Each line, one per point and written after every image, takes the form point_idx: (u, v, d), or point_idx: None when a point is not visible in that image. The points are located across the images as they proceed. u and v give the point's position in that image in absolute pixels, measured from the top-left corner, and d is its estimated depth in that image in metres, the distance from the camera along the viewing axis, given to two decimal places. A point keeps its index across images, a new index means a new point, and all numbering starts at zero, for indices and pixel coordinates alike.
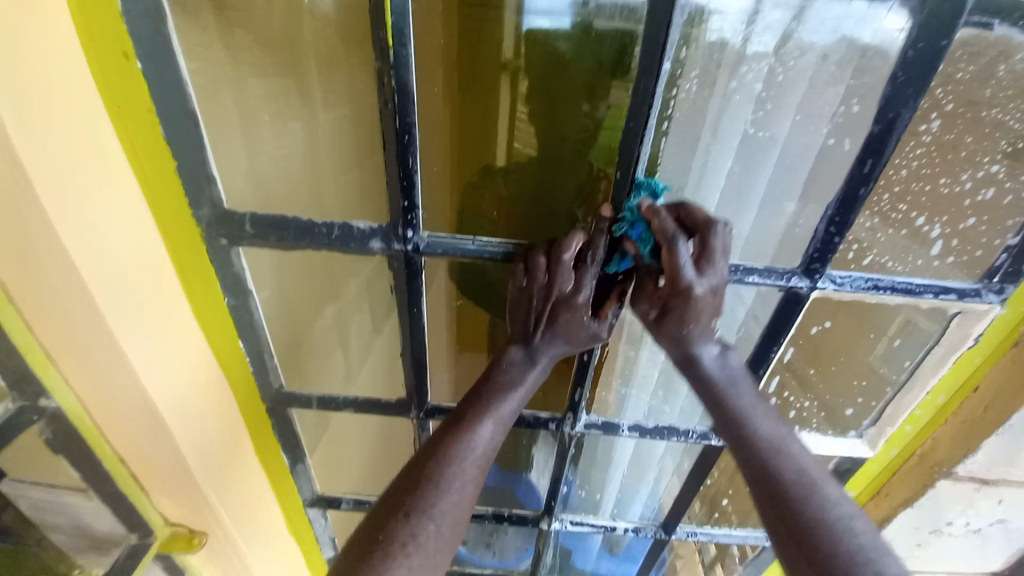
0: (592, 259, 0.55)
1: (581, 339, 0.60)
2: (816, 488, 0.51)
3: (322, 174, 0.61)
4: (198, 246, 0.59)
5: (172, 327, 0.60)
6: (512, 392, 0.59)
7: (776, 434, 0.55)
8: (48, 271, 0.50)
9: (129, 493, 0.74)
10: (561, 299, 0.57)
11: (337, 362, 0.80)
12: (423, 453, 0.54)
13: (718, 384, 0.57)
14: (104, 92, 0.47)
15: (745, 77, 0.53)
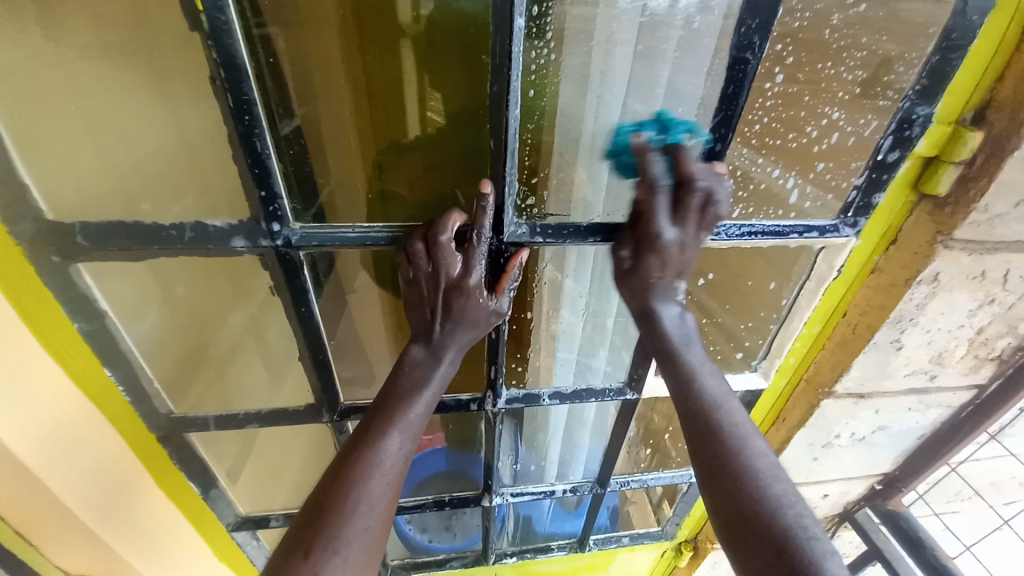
0: (477, 237, 0.54)
1: (483, 321, 0.59)
2: (759, 454, 0.50)
3: (185, 165, 0.53)
4: (24, 267, 0.50)
5: (15, 366, 0.52)
6: (419, 395, 0.57)
7: (720, 392, 0.55)
8: None
9: (8, 553, 0.65)
10: (451, 282, 0.55)
11: (258, 374, 0.73)
12: (326, 481, 0.52)
13: (670, 342, 0.57)
14: None
15: (620, 27, 0.53)
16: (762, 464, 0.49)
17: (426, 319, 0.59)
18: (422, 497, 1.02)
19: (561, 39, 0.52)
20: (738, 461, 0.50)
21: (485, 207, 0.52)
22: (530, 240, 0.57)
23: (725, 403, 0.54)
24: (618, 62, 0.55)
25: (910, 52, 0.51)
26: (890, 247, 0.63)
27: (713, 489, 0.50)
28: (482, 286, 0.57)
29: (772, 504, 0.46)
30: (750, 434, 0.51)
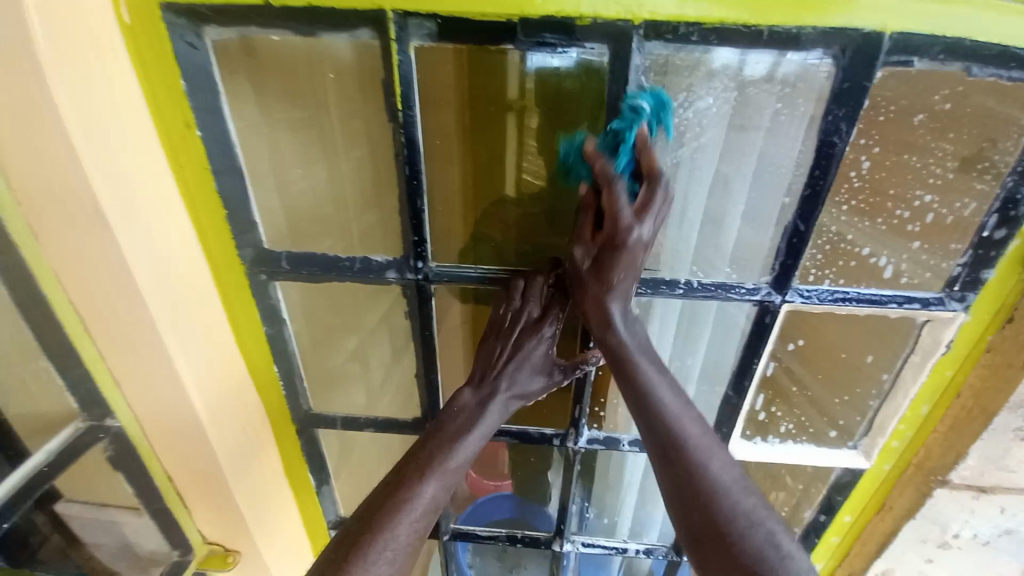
0: (562, 289, 0.65)
1: (541, 369, 0.65)
2: (699, 428, 0.52)
3: (348, 205, 0.66)
4: (242, 280, 0.66)
5: (220, 355, 0.69)
6: (460, 444, 0.59)
7: (683, 408, 0.53)
8: (113, 297, 0.57)
9: (171, 509, 0.79)
10: (528, 322, 0.64)
11: (356, 392, 0.86)
12: (358, 519, 0.55)
13: (625, 358, 0.55)
14: (168, 154, 0.56)
15: (717, 98, 0.57)
16: (704, 437, 0.52)
17: (488, 363, 0.64)
18: (495, 530, 1.04)
19: (660, 109, 0.56)
20: (684, 432, 0.51)
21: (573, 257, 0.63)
22: None
23: (665, 376, 0.55)
24: (708, 134, 0.60)
25: (1007, 135, 0.54)
26: (1006, 323, 0.61)
27: (667, 466, 0.51)
28: (553, 337, 0.65)
29: (728, 489, 0.49)
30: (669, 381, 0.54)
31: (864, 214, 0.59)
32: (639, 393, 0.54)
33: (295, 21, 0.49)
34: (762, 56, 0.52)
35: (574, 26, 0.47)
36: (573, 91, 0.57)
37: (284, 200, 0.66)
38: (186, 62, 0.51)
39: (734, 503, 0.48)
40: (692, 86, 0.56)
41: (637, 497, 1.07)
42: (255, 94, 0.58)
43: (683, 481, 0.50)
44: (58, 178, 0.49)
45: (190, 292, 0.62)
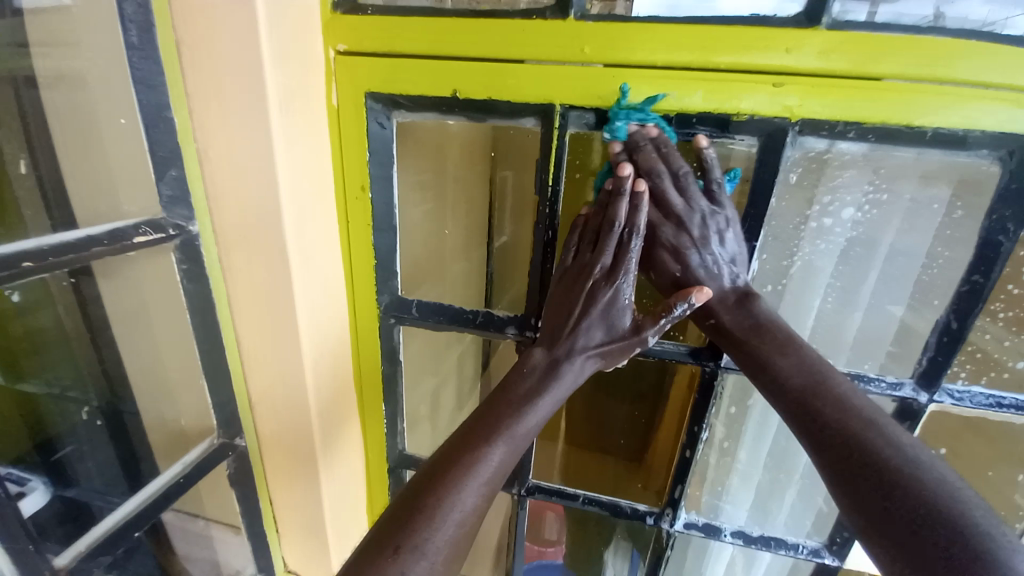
0: (632, 228, 0.53)
1: (616, 328, 0.56)
2: (838, 391, 0.48)
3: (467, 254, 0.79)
4: (374, 322, 0.72)
5: (342, 389, 0.74)
6: (530, 409, 0.53)
7: (809, 371, 0.50)
8: (274, 329, 0.63)
9: (266, 535, 0.81)
10: (598, 273, 0.55)
11: (423, 434, 0.90)
12: (418, 480, 0.49)
13: (739, 334, 0.54)
14: (341, 209, 0.64)
15: (846, 190, 0.60)
16: (852, 404, 0.46)
17: (557, 327, 0.57)
18: None
19: (783, 193, 0.59)
20: (816, 397, 0.48)
21: (622, 194, 0.52)
22: (746, 372, 0.64)
23: (794, 351, 0.51)
24: (834, 233, 0.62)
25: None
26: None
27: (800, 417, 0.48)
28: (625, 309, 0.56)
29: (872, 444, 0.43)
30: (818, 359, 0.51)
31: (1018, 333, 0.59)
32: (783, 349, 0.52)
33: (472, 112, 0.58)
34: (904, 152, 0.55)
35: (730, 121, 0.53)
36: None
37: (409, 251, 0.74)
38: (374, 137, 0.60)
39: (894, 448, 0.43)
40: (818, 178, 0.59)
41: None
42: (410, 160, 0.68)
43: (822, 446, 0.45)
44: (262, 227, 0.57)
45: (332, 330, 0.68)
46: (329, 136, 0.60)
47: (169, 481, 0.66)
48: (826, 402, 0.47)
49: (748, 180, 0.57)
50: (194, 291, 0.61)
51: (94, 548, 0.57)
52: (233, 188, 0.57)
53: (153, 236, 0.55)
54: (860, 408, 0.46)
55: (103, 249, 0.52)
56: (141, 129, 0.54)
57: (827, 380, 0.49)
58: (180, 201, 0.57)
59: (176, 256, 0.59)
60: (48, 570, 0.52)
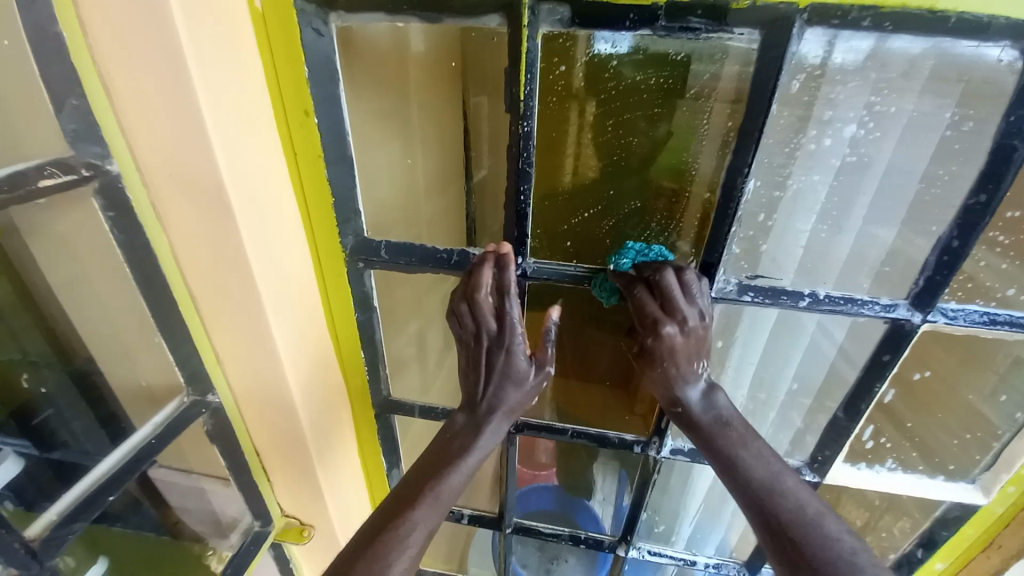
0: (505, 296, 0.59)
1: (525, 381, 0.64)
2: (784, 485, 0.53)
3: (446, 185, 0.75)
4: (340, 267, 0.67)
5: (316, 340, 0.70)
6: (450, 472, 0.61)
7: (717, 419, 0.57)
8: (228, 278, 0.58)
9: (258, 484, 0.81)
10: (492, 338, 0.61)
11: (412, 376, 0.87)
12: (356, 543, 0.57)
13: (705, 428, 0.58)
14: (285, 139, 0.56)
15: (845, 100, 0.54)
16: (805, 505, 0.51)
17: (473, 389, 0.66)
18: (557, 528, 1.03)
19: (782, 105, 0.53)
20: (742, 475, 0.54)
21: (488, 265, 0.59)
22: (735, 300, 0.60)
23: (749, 446, 0.56)
24: (829, 155, 0.57)
25: None
26: None
27: (747, 505, 0.53)
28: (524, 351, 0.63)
29: (795, 523, 0.50)
30: (776, 474, 0.54)
31: (1018, 253, 0.57)
32: (727, 466, 0.55)
33: (424, 11, 0.49)
34: (920, 44, 0.48)
35: (727, 11, 0.45)
36: (633, 76, 0.55)
37: (373, 186, 0.67)
38: (311, 51, 0.51)
39: (832, 544, 0.49)
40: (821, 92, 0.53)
41: (702, 507, 1.02)
42: (363, 78, 0.60)
43: (752, 509, 0.53)
44: (193, 165, 0.50)
45: (295, 277, 0.63)
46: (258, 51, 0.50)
47: (133, 446, 0.63)
48: (776, 521, 0.51)
49: (747, 86, 0.51)
50: (128, 243, 0.53)
51: (67, 515, 0.55)
52: (149, 118, 0.48)
53: (62, 178, 0.47)
54: (794, 514, 0.51)
55: (4, 198, 0.44)
56: (24, 46, 0.44)
57: (777, 502, 0.52)
58: (90, 136, 0.48)
59: (98, 202, 0.51)
60: (21, 543, 0.50)
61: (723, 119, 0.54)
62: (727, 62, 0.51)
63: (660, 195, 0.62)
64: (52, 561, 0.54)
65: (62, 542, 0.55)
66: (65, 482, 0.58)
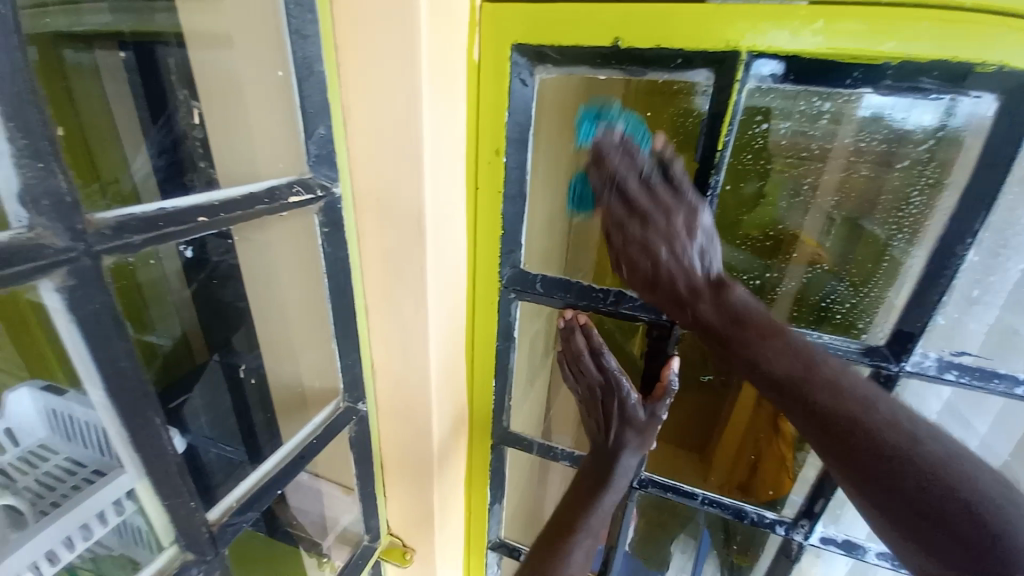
0: (599, 354, 0.65)
1: (647, 423, 0.66)
2: (841, 378, 0.50)
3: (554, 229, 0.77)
4: (492, 296, 0.70)
5: (456, 363, 0.74)
6: (600, 500, 0.67)
7: (749, 308, 0.53)
8: (404, 296, 0.62)
9: (376, 496, 0.84)
10: (602, 386, 0.66)
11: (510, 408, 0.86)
12: (534, 557, 0.68)
13: (727, 331, 0.54)
14: (472, 175, 0.62)
15: None
16: (918, 439, 0.45)
17: (598, 428, 0.69)
18: None
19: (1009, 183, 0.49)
20: (850, 399, 0.48)
21: (575, 330, 0.66)
22: (934, 378, 0.56)
23: (772, 339, 0.52)
24: None
25: None
26: None
27: (801, 421, 0.50)
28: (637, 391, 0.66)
29: (910, 448, 0.45)
30: (868, 395, 0.48)
31: None
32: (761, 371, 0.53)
33: (632, 65, 0.53)
34: None
35: (969, 72, 0.45)
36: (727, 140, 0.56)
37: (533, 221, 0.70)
38: (515, 98, 0.57)
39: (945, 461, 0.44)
40: None
41: None
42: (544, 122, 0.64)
43: (829, 425, 0.48)
44: (402, 192, 0.55)
45: (452, 301, 0.67)
46: (470, 98, 0.57)
47: (300, 443, 0.65)
48: (862, 425, 0.47)
49: (960, 153, 0.50)
50: (332, 255, 0.60)
51: (243, 503, 0.54)
52: (374, 149, 0.54)
53: (304, 196, 0.52)
54: (893, 416, 0.47)
55: (264, 208, 0.48)
56: (293, 83, 0.51)
57: (850, 393, 0.49)
58: (326, 161, 0.54)
59: (318, 218, 0.57)
60: (205, 527, 0.49)
61: (866, 194, 0.57)
62: (904, 143, 0.53)
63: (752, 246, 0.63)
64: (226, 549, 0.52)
65: (235, 531, 0.53)
66: (232, 472, 0.59)
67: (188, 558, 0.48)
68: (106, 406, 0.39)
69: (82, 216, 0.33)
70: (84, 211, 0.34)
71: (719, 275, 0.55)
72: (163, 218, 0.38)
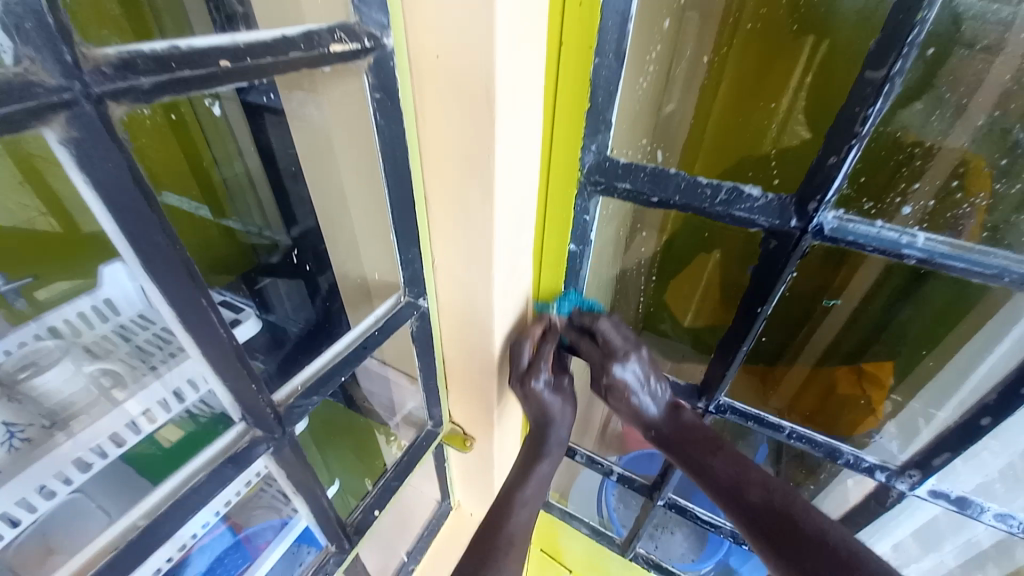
0: (541, 358, 0.70)
1: (563, 408, 0.75)
2: (812, 509, 0.57)
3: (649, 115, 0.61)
4: (568, 190, 0.61)
5: (524, 265, 0.67)
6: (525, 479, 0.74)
7: (728, 458, 0.63)
8: (469, 184, 0.54)
9: (438, 389, 0.85)
10: (523, 374, 0.72)
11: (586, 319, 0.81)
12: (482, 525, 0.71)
13: (677, 444, 0.67)
14: (555, 29, 0.49)
15: None
16: (828, 526, 0.55)
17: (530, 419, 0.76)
18: (718, 519, 0.94)
19: None
20: (793, 508, 0.58)
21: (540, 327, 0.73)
22: None
23: (718, 454, 0.64)
24: None
25: None
26: None
27: (738, 505, 0.60)
28: (563, 395, 0.74)
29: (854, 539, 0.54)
30: (815, 512, 0.57)
31: None
32: (701, 472, 0.64)
33: None
34: None
35: None
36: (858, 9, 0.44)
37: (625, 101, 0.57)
38: None
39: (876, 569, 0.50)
40: None
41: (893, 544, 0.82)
42: None
43: (767, 510, 0.59)
44: (469, 48, 0.45)
45: (520, 191, 0.57)
46: None
47: (362, 333, 0.63)
48: (796, 519, 0.57)
49: None
50: (387, 130, 0.51)
51: (307, 387, 0.55)
52: None
53: (350, 45, 0.43)
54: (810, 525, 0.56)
55: (301, 56, 0.39)
56: None
57: (789, 505, 0.58)
58: None
59: (368, 80, 0.47)
60: (270, 408, 0.50)
61: None
62: None
63: (907, 152, 0.49)
64: (292, 428, 0.54)
65: (304, 412, 0.55)
66: (293, 363, 0.59)
67: (256, 435, 0.50)
68: (152, 283, 0.37)
69: (72, 46, 0.27)
70: (74, 40, 0.27)
71: (686, 416, 0.69)
72: (177, 58, 0.31)
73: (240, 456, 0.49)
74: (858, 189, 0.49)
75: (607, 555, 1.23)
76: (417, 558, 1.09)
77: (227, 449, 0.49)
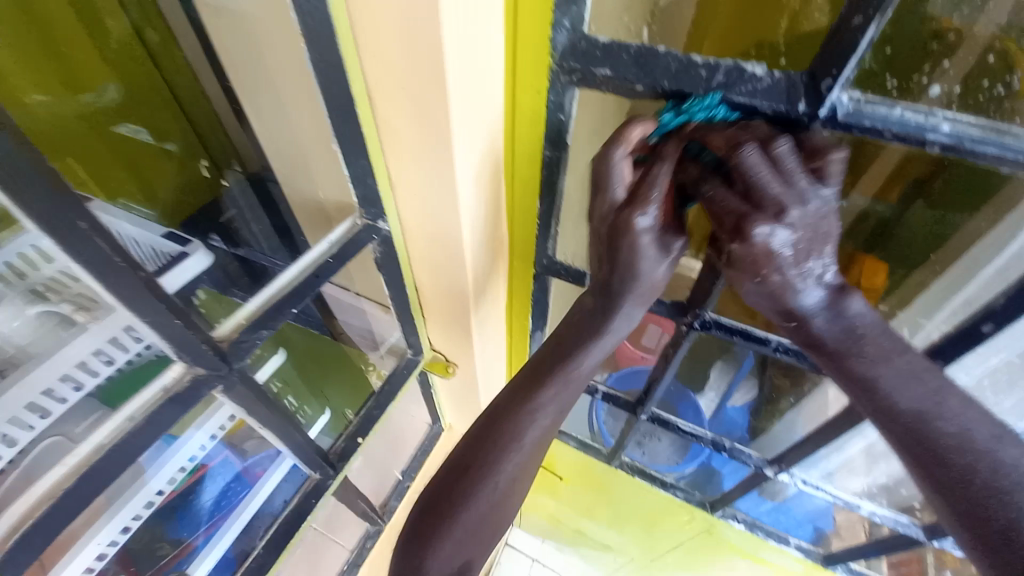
0: (653, 179, 0.44)
1: (654, 278, 0.49)
2: None
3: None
4: (539, 83, 0.51)
5: (492, 178, 0.59)
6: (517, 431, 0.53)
7: None
8: (414, 74, 0.45)
9: (414, 316, 0.81)
10: (619, 212, 0.46)
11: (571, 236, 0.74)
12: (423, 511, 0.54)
13: (830, 345, 0.44)
14: None
15: None
16: None
17: (600, 255, 0.51)
18: (700, 430, 0.96)
19: None
20: None
21: (625, 139, 0.45)
22: None
23: None
24: None
25: None
26: None
27: None
28: (657, 224, 0.46)
29: None
30: None
31: None
32: None
33: None
34: None
35: None
36: None
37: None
38: None
39: None
40: None
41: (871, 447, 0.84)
42: None
43: None
44: None
45: (479, 82, 0.48)
46: None
47: (309, 266, 0.59)
48: None
49: None
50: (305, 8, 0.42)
51: (253, 321, 0.51)
52: None
53: None
54: None
55: None
56: None
57: None
58: None
59: None
60: (206, 345, 0.46)
61: None
62: None
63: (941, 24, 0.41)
64: (241, 363, 0.51)
65: (250, 350, 0.51)
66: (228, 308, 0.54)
67: (200, 373, 0.47)
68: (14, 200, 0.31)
69: None
70: None
71: (854, 310, 0.44)
72: None
73: (185, 395, 0.46)
74: (886, 59, 0.41)
75: (596, 463, 1.30)
76: (412, 476, 1.13)
77: (169, 389, 0.46)
